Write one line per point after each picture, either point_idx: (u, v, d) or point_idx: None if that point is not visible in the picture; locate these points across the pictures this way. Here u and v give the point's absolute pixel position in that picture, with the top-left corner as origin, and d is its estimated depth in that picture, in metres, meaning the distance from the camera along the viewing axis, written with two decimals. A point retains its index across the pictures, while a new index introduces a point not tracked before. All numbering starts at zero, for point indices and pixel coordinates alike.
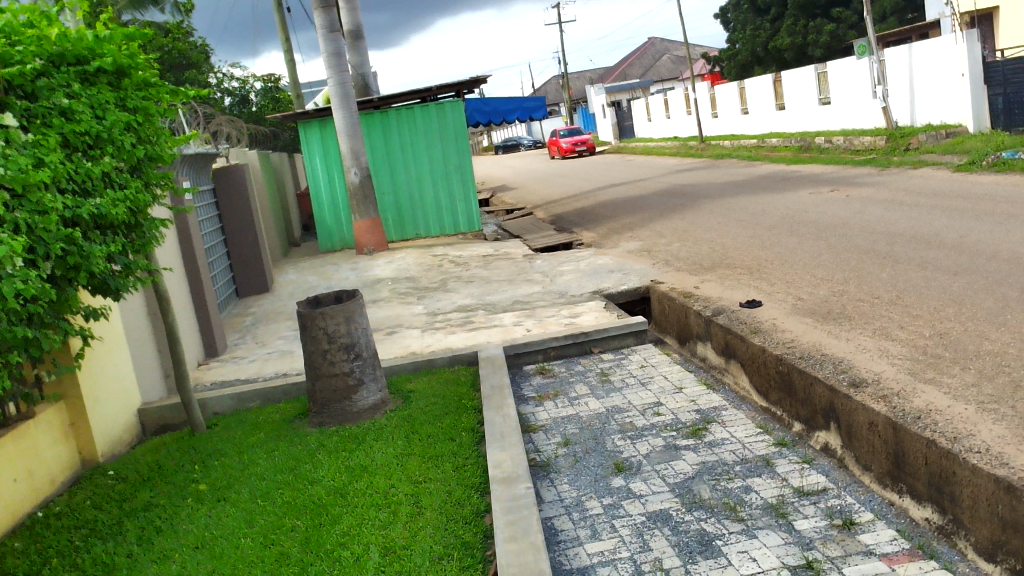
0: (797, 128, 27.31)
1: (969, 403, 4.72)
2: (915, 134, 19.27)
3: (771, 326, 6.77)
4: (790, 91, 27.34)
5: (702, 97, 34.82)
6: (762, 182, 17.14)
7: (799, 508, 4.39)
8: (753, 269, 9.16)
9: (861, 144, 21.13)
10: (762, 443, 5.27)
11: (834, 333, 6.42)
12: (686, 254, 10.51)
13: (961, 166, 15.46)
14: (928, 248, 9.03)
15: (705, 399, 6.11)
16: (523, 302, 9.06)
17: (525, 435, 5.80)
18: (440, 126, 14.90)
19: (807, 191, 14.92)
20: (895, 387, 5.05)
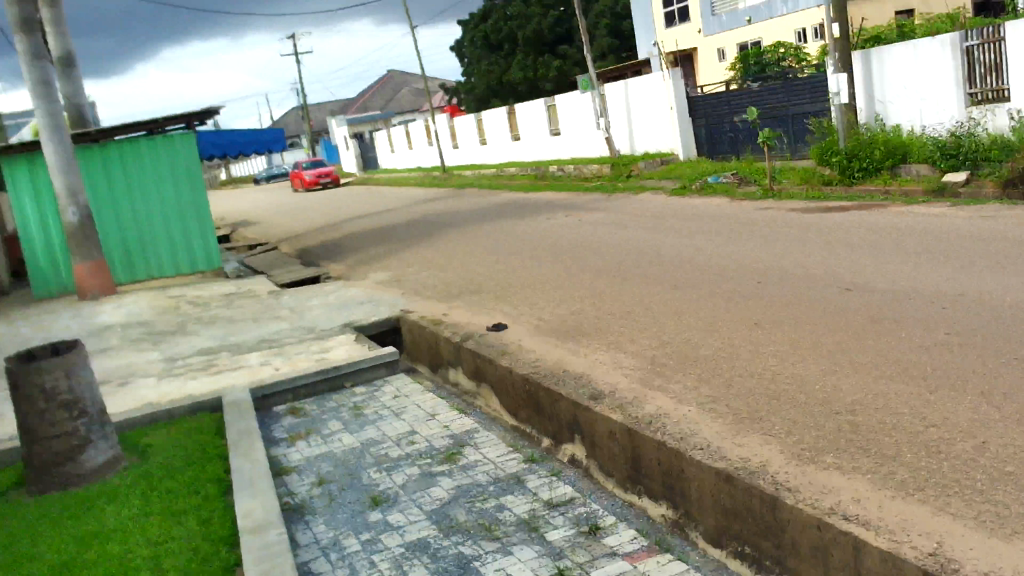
0: (532, 157, 28.82)
1: (691, 404, 5.22)
2: (635, 163, 21.05)
3: (517, 347, 7.04)
4: (524, 122, 28.83)
5: (443, 129, 35.74)
6: (503, 210, 17.86)
7: (549, 520, 4.59)
8: (498, 293, 9.50)
9: (589, 172, 22.72)
10: (513, 461, 5.45)
11: (574, 350, 6.81)
12: (434, 282, 10.68)
13: (675, 190, 17.09)
14: (651, 265, 9.87)
15: (457, 423, 6.22)
16: (269, 341, 8.71)
17: (277, 479, 5.57)
18: (170, 160, 14.05)
19: (545, 217, 15.75)
20: (629, 396, 5.45)
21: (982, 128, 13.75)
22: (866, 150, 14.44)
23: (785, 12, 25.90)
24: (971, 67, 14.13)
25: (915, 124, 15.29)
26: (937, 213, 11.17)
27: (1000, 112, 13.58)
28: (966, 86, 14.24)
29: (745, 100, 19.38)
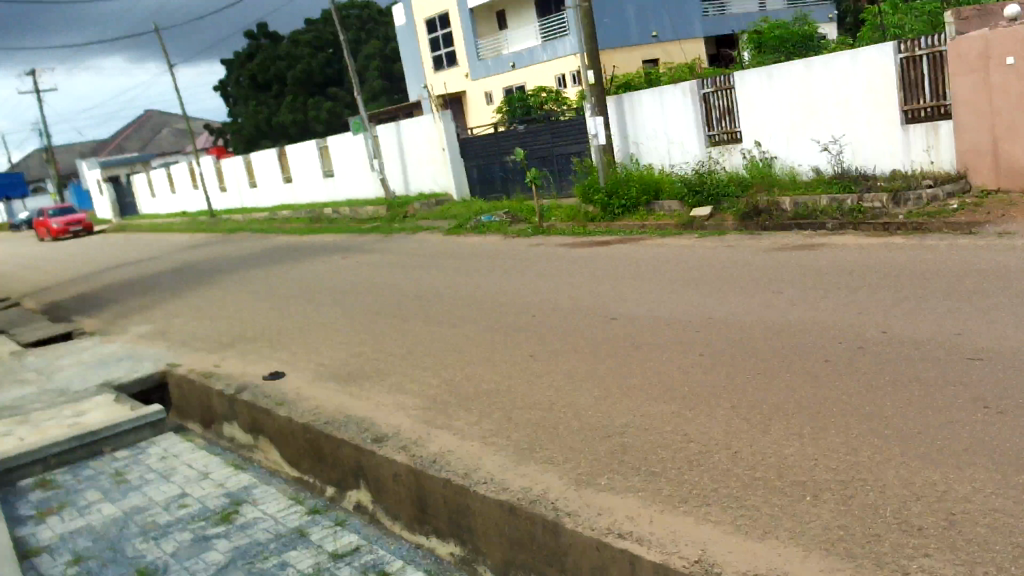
0: (305, 199, 28.25)
1: (474, 439, 5.32)
2: (411, 203, 21.24)
3: (296, 395, 6.81)
4: (295, 164, 28.24)
5: (209, 171, 34.21)
6: (276, 254, 17.32)
7: (335, 571, 4.44)
8: (274, 340, 9.17)
9: (365, 213, 22.63)
10: (295, 515, 5.24)
11: (355, 394, 6.70)
12: (203, 333, 10.12)
13: (451, 229, 17.42)
14: (430, 303, 9.97)
15: (233, 481, 5.88)
16: (13, 407, 7.81)
17: (24, 562, 4.98)
18: None
19: (321, 260, 15.47)
20: (412, 436, 5.46)
21: (721, 166, 15.36)
22: (624, 188, 15.51)
23: (545, 59, 27.30)
24: (709, 112, 15.66)
25: (665, 163, 16.66)
26: (687, 244, 12.19)
27: (734, 152, 15.24)
28: (706, 128, 15.75)
29: (512, 141, 20.18)
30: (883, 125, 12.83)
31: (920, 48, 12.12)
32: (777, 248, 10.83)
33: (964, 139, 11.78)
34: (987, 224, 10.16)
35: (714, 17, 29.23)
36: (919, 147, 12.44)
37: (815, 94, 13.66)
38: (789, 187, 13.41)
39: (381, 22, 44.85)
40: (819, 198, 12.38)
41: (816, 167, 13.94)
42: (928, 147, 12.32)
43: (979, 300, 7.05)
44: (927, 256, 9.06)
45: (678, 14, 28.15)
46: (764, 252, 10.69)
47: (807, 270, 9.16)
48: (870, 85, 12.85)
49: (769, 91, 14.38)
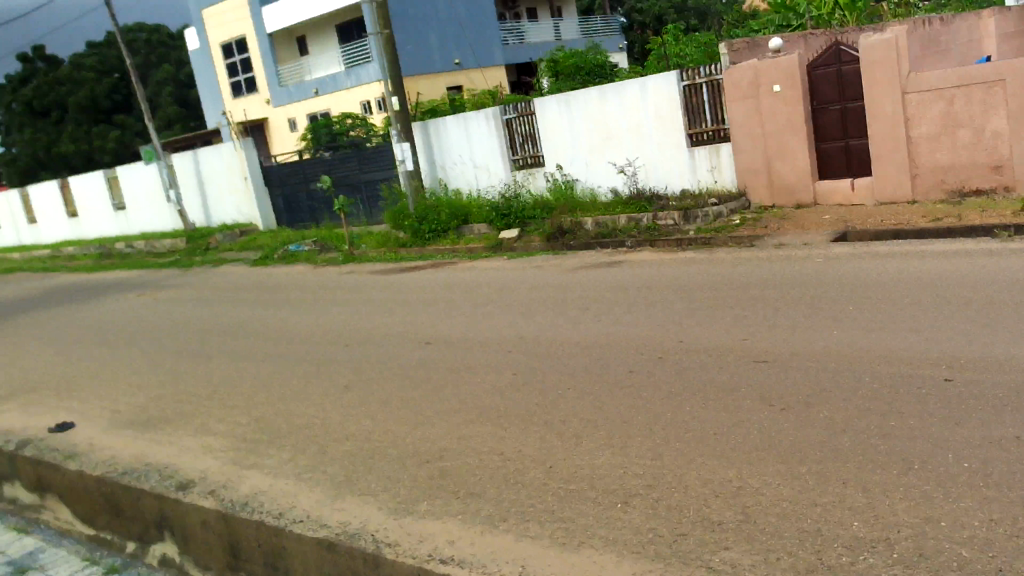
0: (93, 234, 26.28)
1: (288, 476, 5.18)
2: (212, 235, 20.28)
3: (88, 447, 6.27)
4: (81, 197, 26.24)
5: None
6: (61, 294, 15.96)
7: None
8: (60, 389, 8.42)
9: (162, 247, 21.37)
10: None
11: (156, 440, 6.28)
12: None
13: (257, 260, 16.81)
14: (236, 339, 9.55)
15: (17, 545, 5.31)
16: None
17: None
18: None
19: (112, 298, 14.41)
20: (221, 479, 5.28)
21: (526, 189, 15.84)
22: (433, 213, 15.62)
23: (349, 85, 27.00)
24: (512, 137, 16.11)
25: (472, 188, 16.94)
26: (497, 266, 12.45)
27: (538, 176, 15.77)
28: (510, 153, 16.19)
29: (319, 169, 19.81)
30: (671, 148, 13.72)
31: (700, 76, 13.16)
32: (581, 267, 11.30)
33: (742, 160, 12.85)
34: (765, 237, 11.12)
35: (514, 46, 30.26)
36: (705, 168, 13.41)
37: (609, 119, 14.40)
38: (590, 208, 14.02)
39: (171, 47, 42.76)
40: (618, 218, 13.05)
41: (614, 188, 14.68)
42: (712, 168, 13.31)
43: (762, 307, 7.69)
44: (715, 269, 9.77)
45: (479, 42, 28.85)
46: (569, 271, 11.11)
47: (609, 287, 9.61)
48: (658, 111, 13.72)
49: (566, 117, 15.01)
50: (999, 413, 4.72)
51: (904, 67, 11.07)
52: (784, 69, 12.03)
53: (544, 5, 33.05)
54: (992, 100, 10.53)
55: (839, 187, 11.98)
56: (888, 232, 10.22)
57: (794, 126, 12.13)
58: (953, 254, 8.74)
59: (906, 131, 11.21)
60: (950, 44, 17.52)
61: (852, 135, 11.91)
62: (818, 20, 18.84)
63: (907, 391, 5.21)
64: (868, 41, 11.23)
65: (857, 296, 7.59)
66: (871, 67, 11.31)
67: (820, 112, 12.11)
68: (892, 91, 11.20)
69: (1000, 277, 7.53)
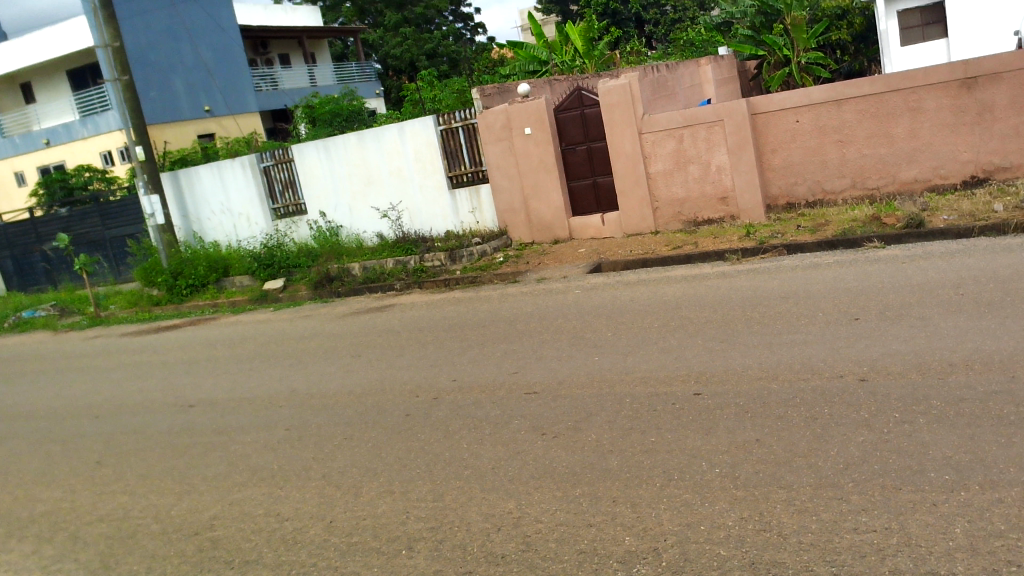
0: None
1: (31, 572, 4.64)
2: None
3: None
4: None
5: None
6: None
7: None
8: None
9: None
10: None
11: None
12: None
13: None
14: None
15: None
16: None
17: None
18: None
19: None
20: None
21: (289, 238, 15.43)
22: (189, 267, 14.79)
23: (85, 135, 25.00)
24: (270, 185, 15.66)
25: (231, 239, 16.24)
26: (262, 318, 11.98)
27: (300, 223, 15.42)
28: (269, 201, 15.71)
29: (54, 226, 18.13)
30: (433, 191, 13.97)
31: (455, 120, 13.56)
32: (350, 313, 11.18)
33: (501, 200, 13.35)
34: (527, 272, 11.60)
35: (267, 92, 29.55)
36: (466, 209, 13.77)
37: (370, 164, 14.41)
38: (356, 254, 13.90)
39: None
40: (385, 262, 13.07)
41: (379, 232, 14.67)
42: (473, 209, 13.70)
43: (529, 340, 7.98)
44: (483, 306, 10.02)
45: (230, 88, 27.90)
46: (339, 318, 10.93)
47: (381, 331, 9.57)
48: (417, 155, 13.93)
49: (326, 163, 14.82)
50: (740, 419, 5.20)
51: (638, 110, 12.06)
52: (532, 113, 12.70)
53: (296, 51, 32.68)
54: (714, 139, 11.73)
55: (590, 222, 12.79)
56: (636, 262, 11.03)
57: (546, 166, 12.81)
58: (693, 278, 9.58)
59: (645, 168, 12.20)
60: (676, 88, 19.36)
61: (599, 173, 12.77)
62: (561, 67, 20.12)
63: (663, 407, 5.61)
64: (605, 86, 12.14)
65: (614, 323, 8.10)
66: (610, 110, 12.21)
67: (568, 153, 12.88)
68: (630, 132, 12.14)
69: (733, 296, 8.35)
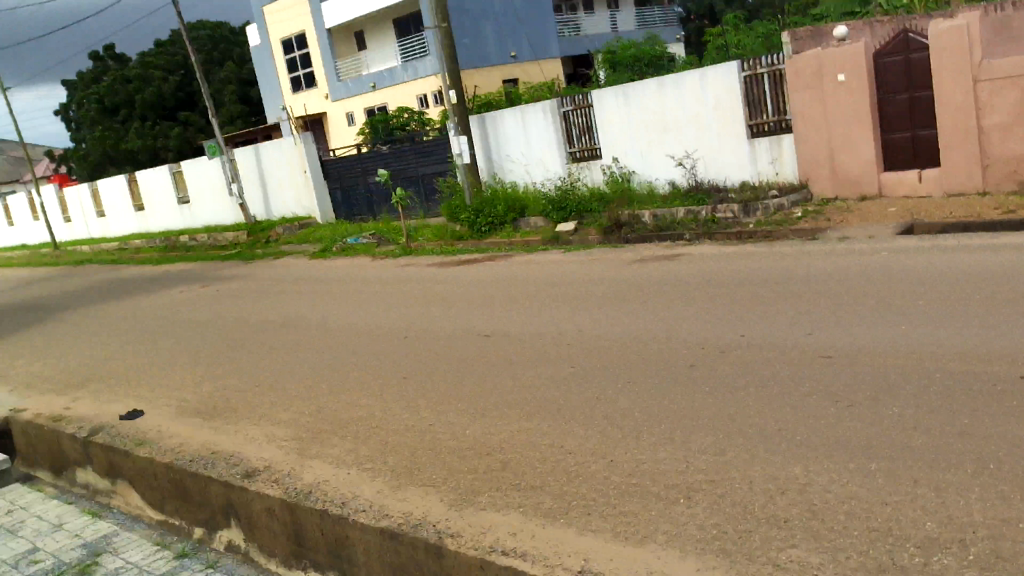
0: (159, 227, 27.56)
1: (350, 467, 5.27)
2: (273, 228, 20.90)
3: (157, 434, 6.48)
4: (149, 192, 27.47)
5: (51, 202, 32.96)
6: (128, 286, 16.50)
7: None
8: (131, 378, 8.61)
9: (225, 240, 22.00)
10: (162, 561, 4.97)
11: (220, 428, 6.43)
12: (51, 373, 9.43)
13: (316, 253, 17.18)
14: (299, 330, 9.70)
15: (91, 530, 5.52)
16: None
17: None
18: None
19: (180, 290, 14.84)
20: (285, 468, 5.37)
21: (582, 182, 15.76)
22: (489, 206, 15.66)
23: (406, 79, 27.22)
24: (568, 130, 16.04)
25: (528, 181, 16.93)
26: (554, 259, 12.42)
27: (594, 168, 15.66)
28: (566, 145, 16.10)
29: (376, 162, 20.14)
30: (731, 140, 13.51)
31: (762, 66, 12.89)
32: (641, 260, 11.23)
33: (804, 152, 12.58)
34: (827, 230, 10.90)
35: (571, 38, 30.11)
36: (765, 160, 13.17)
37: (668, 111, 14.24)
38: (648, 201, 13.95)
39: (231, 42, 43.94)
40: (675, 212, 12.95)
41: (671, 180, 14.54)
42: (773, 160, 13.06)
43: (827, 302, 7.52)
44: (777, 263, 9.59)
45: (536, 34, 28.79)
46: (627, 264, 11.02)
47: (668, 280, 9.54)
48: (718, 102, 13.51)
49: (625, 110, 14.85)
50: None
51: (975, 55, 10.71)
52: (848, 57, 11.74)
53: None
54: None
55: (905, 179, 11.67)
56: (957, 225, 9.93)
57: (860, 116, 11.82)
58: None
59: (977, 120, 10.88)
60: None
61: (920, 125, 11.60)
62: (885, 8, 18.38)
63: (981, 389, 5.05)
64: (938, 27, 10.88)
65: (926, 290, 7.38)
66: (940, 55, 10.98)
67: (886, 102, 11.83)
68: (963, 79, 10.86)
69: None
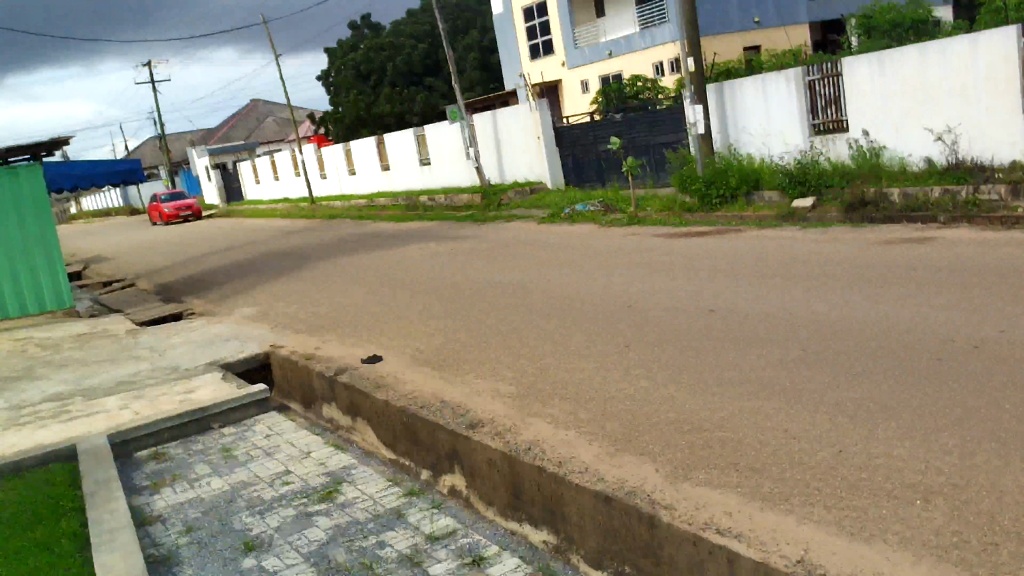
0: (402, 186, 29.39)
1: (569, 428, 5.38)
2: (505, 192, 21.61)
3: (393, 379, 6.98)
4: (394, 153, 29.33)
5: (310, 160, 36.07)
6: (373, 240, 17.79)
7: (432, 553, 4.56)
8: (372, 325, 9.32)
9: (460, 201, 23.07)
10: (393, 496, 5.38)
11: (450, 379, 6.81)
12: (306, 316, 10.42)
13: (545, 218, 17.58)
14: (526, 292, 10.00)
15: (333, 460, 6.07)
16: (128, 382, 8.20)
17: (141, 530, 5.22)
18: (16, 192, 12.81)
19: (418, 246, 15.78)
20: (507, 423, 5.57)
21: (824, 156, 14.87)
22: (722, 178, 15.21)
23: (643, 47, 27.12)
24: (812, 100, 15.13)
25: (764, 154, 16.23)
26: (787, 235, 11.88)
27: (839, 142, 14.67)
28: (810, 117, 15.23)
29: (607, 131, 20.16)
30: (1003, 113, 12.15)
31: None
32: (885, 241, 10.46)
33: None
34: None
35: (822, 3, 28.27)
36: None
37: (929, 80, 13.04)
38: (898, 179, 12.93)
39: (475, 11, 45.53)
40: (929, 191, 11.90)
41: (927, 156, 13.36)
42: None
43: None
44: None
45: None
46: (868, 245, 10.32)
47: (916, 265, 8.82)
48: (989, 71, 12.18)
49: (880, 79, 13.78)
50: None
51: None
52: None
53: None
54: None
55: None
56: None
57: None
58: None
59: None
60: None
61: None
62: None
63: None
64: None
65: None
66: None
67: None
68: None
69: None
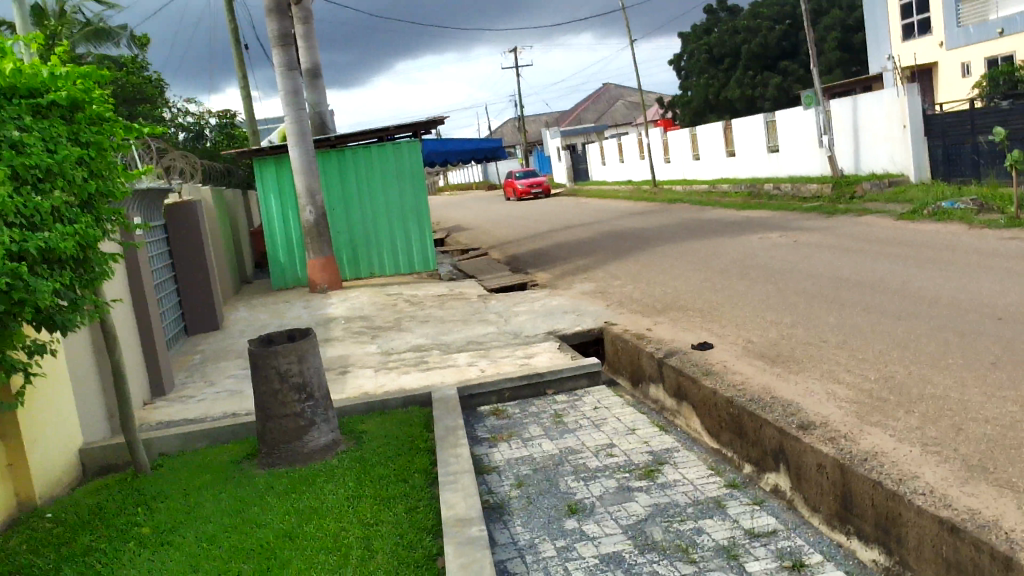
0: (747, 173, 28.64)
1: (914, 444, 4.92)
2: (860, 183, 20.15)
3: (722, 368, 6.88)
4: (741, 139, 28.64)
5: (656, 143, 36.45)
6: (712, 227, 17.59)
7: (751, 549, 4.46)
8: (705, 312, 9.26)
9: (808, 191, 21.95)
10: (714, 485, 5.34)
11: (783, 376, 6.56)
12: (640, 297, 10.63)
13: (903, 214, 16.12)
14: (874, 292, 9.27)
15: (657, 441, 6.16)
16: (477, 342, 8.99)
17: (479, 477, 5.74)
18: (397, 165, 14.52)
19: (759, 236, 15.29)
20: (842, 429, 5.23)
21: None
22: None
23: None
24: None
25: None
26: None
27: None
28: None
29: (992, 119, 17.84)
30: None
31: None
32: None
33: None
34: None
35: None
36: None
37: None
38: None
39: None
40: None
41: None
42: None
43: None
44: None
45: None
46: None
47: None
48: None
49: None
50: None
51: None
52: None
53: None
54: None
55: None
56: None
57: None
58: None
59: None
60: None
61: None
62: None
63: None
64: None
65: None
66: None
67: None
68: None
69: None
